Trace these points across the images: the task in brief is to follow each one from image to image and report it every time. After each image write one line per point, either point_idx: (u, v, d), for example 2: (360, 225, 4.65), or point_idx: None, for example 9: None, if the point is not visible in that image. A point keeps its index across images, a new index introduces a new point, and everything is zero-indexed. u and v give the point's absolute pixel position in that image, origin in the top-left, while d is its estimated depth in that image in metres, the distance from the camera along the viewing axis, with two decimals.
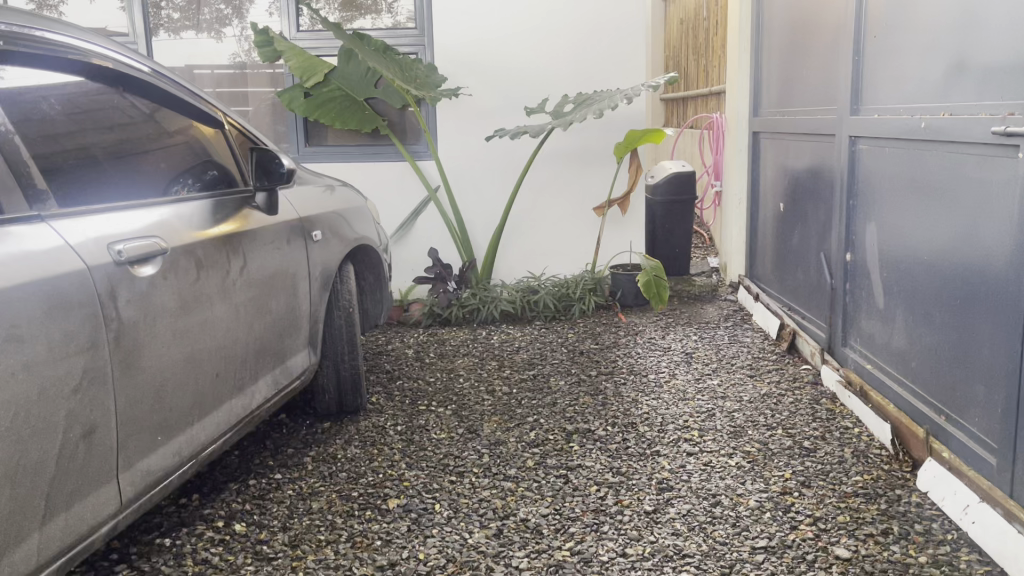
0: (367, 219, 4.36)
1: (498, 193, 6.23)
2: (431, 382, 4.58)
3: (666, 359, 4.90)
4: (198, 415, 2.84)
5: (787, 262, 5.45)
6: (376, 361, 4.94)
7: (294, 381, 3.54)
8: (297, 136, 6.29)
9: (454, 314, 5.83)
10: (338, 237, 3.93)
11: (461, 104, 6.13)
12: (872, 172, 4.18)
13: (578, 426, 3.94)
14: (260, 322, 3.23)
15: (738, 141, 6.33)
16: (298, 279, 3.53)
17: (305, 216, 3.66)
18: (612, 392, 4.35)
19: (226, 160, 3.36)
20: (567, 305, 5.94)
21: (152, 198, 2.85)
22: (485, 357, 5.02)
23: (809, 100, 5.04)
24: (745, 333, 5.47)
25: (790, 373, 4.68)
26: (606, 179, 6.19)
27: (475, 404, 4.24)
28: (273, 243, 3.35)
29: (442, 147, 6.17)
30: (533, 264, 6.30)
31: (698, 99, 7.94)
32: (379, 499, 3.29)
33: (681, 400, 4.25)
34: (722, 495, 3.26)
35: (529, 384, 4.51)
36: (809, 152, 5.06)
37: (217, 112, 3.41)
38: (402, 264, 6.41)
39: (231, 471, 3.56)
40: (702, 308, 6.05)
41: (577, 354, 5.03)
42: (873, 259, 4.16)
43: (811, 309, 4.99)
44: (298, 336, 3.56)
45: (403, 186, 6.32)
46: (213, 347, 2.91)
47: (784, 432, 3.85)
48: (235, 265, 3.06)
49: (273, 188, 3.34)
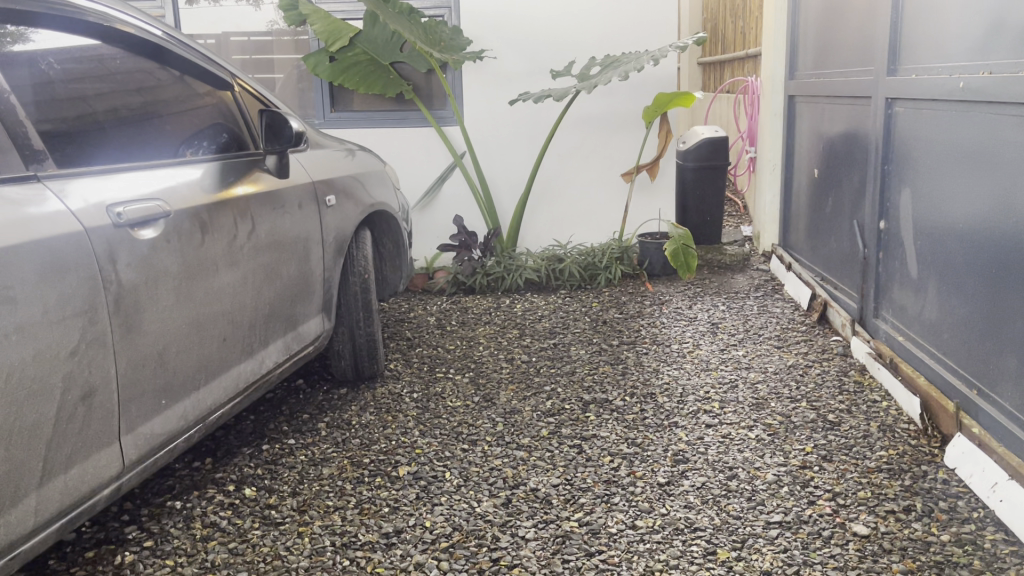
0: (386, 185, 4.32)
1: (524, 160, 6.12)
2: (449, 350, 4.54)
3: (691, 329, 4.79)
4: (204, 379, 2.83)
5: (821, 230, 5.28)
6: (396, 327, 4.91)
7: (308, 346, 3.53)
8: (323, 103, 6.25)
9: (478, 282, 5.77)
10: (353, 202, 3.88)
11: (488, 68, 6.01)
12: (908, 136, 3.99)
13: (595, 395, 3.87)
14: (270, 287, 3.21)
15: (773, 105, 6.12)
16: (311, 244, 3.49)
17: (319, 180, 3.62)
18: (633, 362, 4.27)
19: (239, 124, 3.31)
20: (593, 274, 5.85)
21: (159, 160, 2.81)
22: (507, 326, 4.96)
23: (846, 62, 4.84)
24: (775, 303, 5.32)
25: (819, 345, 4.53)
26: (636, 144, 6.04)
27: (492, 372, 4.20)
28: (284, 207, 3.31)
29: (468, 112, 6.07)
30: (559, 232, 6.20)
31: (733, 63, 7.71)
32: (389, 466, 3.27)
33: (703, 370, 4.15)
34: (739, 468, 3.18)
35: (548, 352, 4.44)
36: (845, 115, 4.86)
37: (231, 79, 3.36)
38: (428, 231, 6.36)
39: (246, 435, 3.56)
40: (732, 278, 5.90)
41: (600, 323, 4.95)
42: (908, 227, 3.99)
43: (844, 279, 4.82)
44: (311, 302, 3.54)
45: (429, 152, 6.24)
46: (219, 311, 2.89)
47: (809, 405, 3.73)
48: (243, 229, 3.03)
49: (282, 151, 3.30)
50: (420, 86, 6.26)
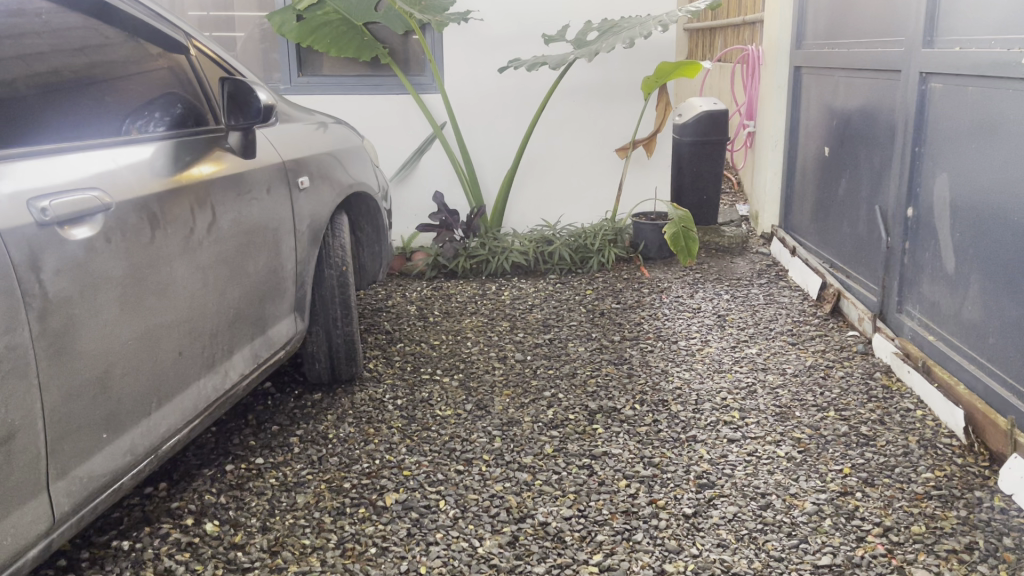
0: (361, 164, 3.85)
1: (510, 132, 5.65)
2: (435, 346, 4.10)
3: (696, 322, 4.40)
4: (158, 402, 2.36)
5: (831, 214, 4.91)
6: (374, 319, 4.45)
7: (278, 352, 3.05)
8: (289, 65, 5.70)
9: (460, 265, 5.34)
10: (325, 184, 3.40)
11: (471, 31, 5.50)
12: (946, 115, 3.59)
13: (602, 403, 3.47)
14: (234, 287, 2.72)
15: (777, 77, 5.68)
16: (281, 234, 3.01)
17: (289, 160, 3.13)
18: (638, 362, 3.87)
19: (194, 93, 2.80)
20: (584, 257, 5.44)
21: (100, 139, 2.31)
22: (496, 317, 4.53)
23: (867, 30, 4.43)
24: (781, 291, 4.96)
25: (836, 341, 4.17)
26: (630, 117, 5.59)
27: (484, 374, 3.76)
28: (250, 192, 2.82)
29: (449, 78, 5.57)
30: (547, 211, 5.76)
31: (728, 29, 7.29)
32: (374, 494, 2.84)
33: (716, 372, 3.77)
34: (773, 495, 2.81)
35: (544, 350, 4.02)
36: (864, 91, 4.46)
37: (186, 40, 2.84)
38: (405, 208, 5.87)
39: (206, 453, 3.10)
40: (732, 262, 5.53)
41: (597, 314, 4.53)
42: (942, 217, 3.62)
43: (860, 268, 4.47)
44: (282, 301, 3.06)
45: (406, 121, 5.74)
46: (174, 320, 2.41)
47: (837, 415, 3.37)
48: (202, 220, 2.54)
49: (247, 128, 2.79)
50: (396, 50, 5.74)
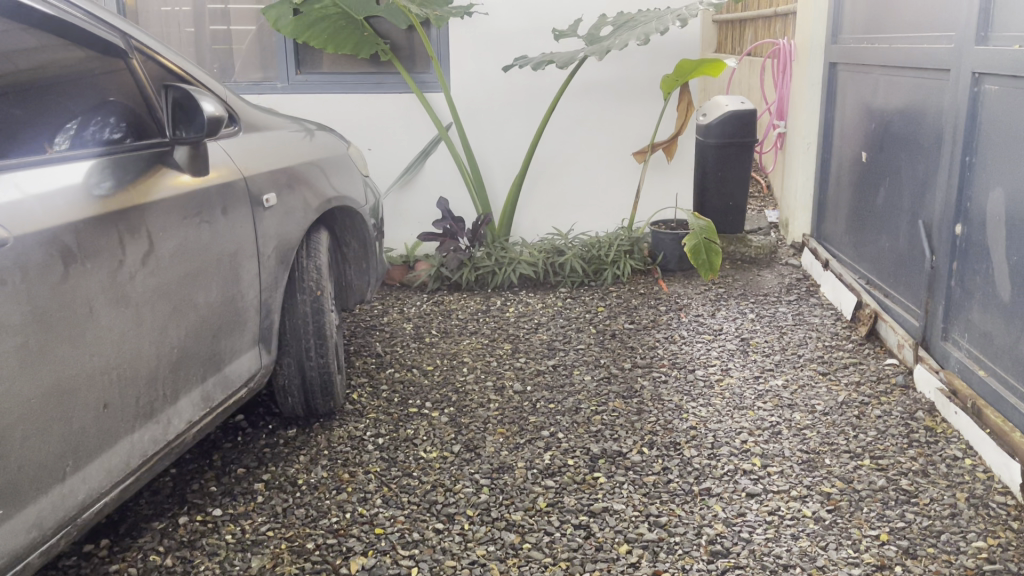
0: (346, 175, 3.50)
1: (520, 133, 5.28)
2: (427, 373, 3.74)
3: (717, 347, 4.00)
4: (75, 463, 2.02)
5: (868, 226, 4.48)
6: (365, 340, 4.11)
7: (237, 392, 2.71)
8: (287, 62, 5.38)
9: (465, 277, 4.98)
10: (298, 199, 3.06)
11: (478, 26, 5.14)
12: (1003, 121, 3.15)
13: (605, 446, 3.09)
14: (176, 325, 2.38)
15: (810, 74, 5.23)
16: (241, 260, 2.68)
17: (252, 175, 2.78)
18: (650, 395, 3.48)
19: (138, 103, 2.45)
20: (598, 269, 5.05)
21: (19, 159, 1.97)
22: (497, 338, 4.16)
23: (910, 24, 3.99)
24: (813, 310, 4.53)
25: (872, 371, 3.75)
26: (650, 117, 5.19)
27: (477, 408, 3.40)
28: (201, 214, 2.48)
29: (455, 75, 5.21)
30: (560, 219, 5.37)
31: (759, 21, 6.83)
32: (338, 558, 2.50)
33: (737, 409, 3.37)
34: (797, 568, 2.41)
35: (546, 379, 3.65)
36: (906, 91, 4.02)
37: (133, 43, 2.51)
38: (409, 214, 5.53)
39: (160, 502, 2.78)
40: (759, 275, 5.11)
41: (608, 336, 4.14)
42: (996, 236, 3.18)
43: (900, 287, 4.04)
44: (241, 334, 2.72)
45: (410, 122, 5.40)
46: (96, 368, 2.07)
47: (874, 464, 2.97)
48: (135, 251, 2.20)
49: (195, 141, 2.44)
50: (399, 45, 5.39)
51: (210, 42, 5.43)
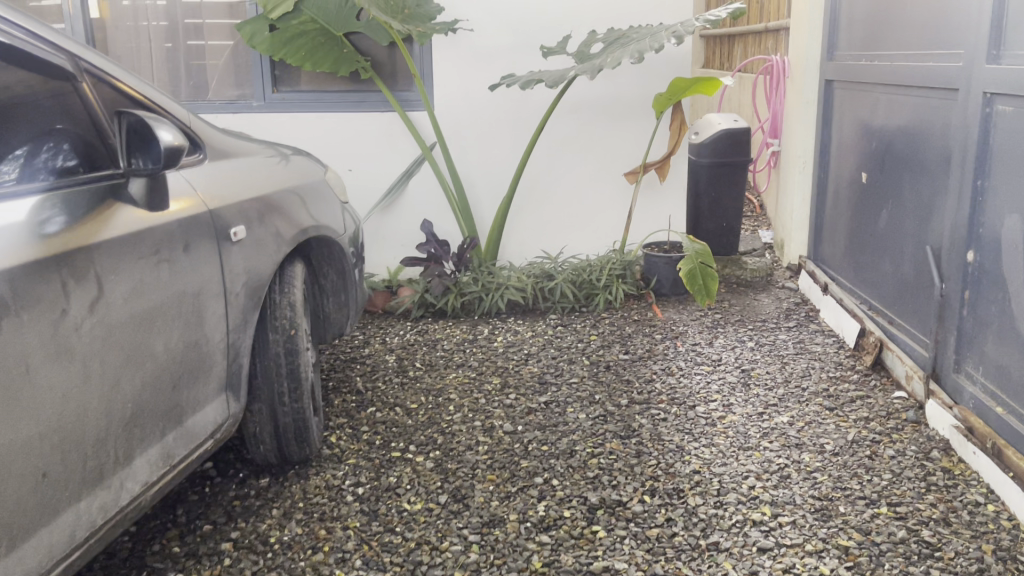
0: (323, 202, 3.28)
1: (507, 153, 5.08)
2: (411, 412, 3.51)
3: (717, 379, 3.80)
4: (9, 543, 1.78)
5: (869, 249, 4.29)
6: (345, 375, 3.87)
7: (201, 445, 2.48)
8: (263, 80, 5.15)
9: (450, 304, 4.75)
10: (271, 231, 2.84)
11: (462, 43, 4.94)
12: (1019, 143, 2.97)
13: (604, 495, 2.87)
14: (130, 377, 2.15)
15: (806, 92, 5.06)
16: (204, 301, 2.45)
17: (219, 207, 2.56)
18: (649, 436, 3.27)
19: (90, 131, 2.22)
20: (589, 294, 4.85)
21: None
22: (485, 372, 3.94)
23: (913, 41, 3.82)
24: (814, 338, 4.34)
25: (881, 405, 3.56)
26: (641, 137, 5.01)
27: (465, 452, 3.17)
28: (159, 253, 2.25)
29: (438, 93, 5.00)
30: (549, 242, 5.17)
31: (749, 36, 6.68)
32: None
33: (742, 450, 3.16)
34: None
35: (538, 418, 3.43)
36: (909, 110, 3.85)
37: (82, 67, 2.28)
38: (391, 238, 5.31)
39: (116, 567, 2.53)
40: (756, 300, 4.92)
41: (602, 368, 3.93)
42: (1013, 265, 3.00)
43: (905, 315, 3.85)
44: (205, 382, 2.49)
45: (392, 141, 5.19)
46: (33, 434, 1.83)
47: (891, 512, 2.76)
48: (82, 299, 1.97)
49: (153, 173, 2.23)
50: (380, 62, 5.18)
51: (182, 58, 5.20)
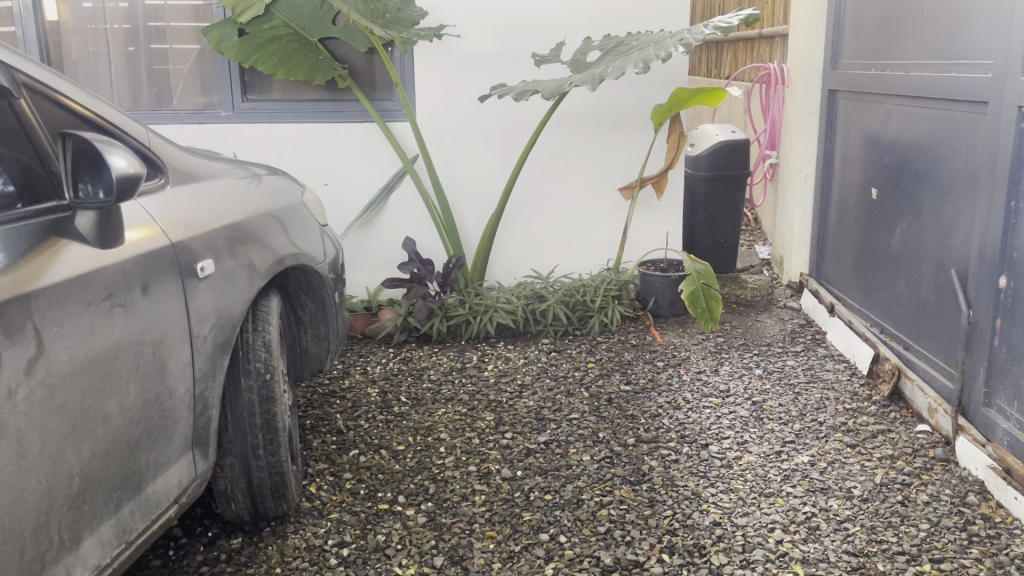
0: (301, 227, 2.97)
1: (493, 166, 4.79)
2: (398, 455, 3.20)
3: (727, 413, 3.53)
4: None
5: (879, 269, 4.06)
6: (325, 412, 3.55)
7: (164, 513, 2.15)
8: (232, 88, 4.81)
9: (435, 328, 4.43)
10: (243, 263, 2.52)
11: (446, 49, 4.64)
12: None
13: (618, 554, 2.58)
14: (76, 445, 1.82)
15: (807, 102, 4.83)
16: (167, 348, 2.13)
17: (183, 239, 2.23)
18: (661, 481, 2.99)
19: (30, 155, 1.89)
20: (583, 316, 4.56)
21: None
22: (477, 406, 3.64)
23: (929, 49, 3.58)
24: (824, 365, 4.10)
25: (906, 441, 3.31)
26: (635, 150, 4.75)
27: (460, 503, 2.87)
28: (112, 297, 1.92)
29: (421, 103, 4.70)
30: (539, 260, 4.88)
31: (741, 43, 6.46)
32: None
33: (763, 497, 2.89)
34: None
35: (538, 461, 3.14)
36: (925, 123, 3.61)
37: (20, 82, 1.95)
38: (370, 256, 4.99)
39: None
40: (759, 322, 4.67)
41: (604, 401, 3.64)
42: None
43: (923, 341, 3.61)
44: (169, 440, 2.16)
45: (371, 154, 4.88)
46: None
47: (936, 570, 2.50)
48: (15, 359, 1.64)
49: (104, 206, 1.87)
50: (358, 69, 4.86)
51: (146, 64, 4.84)
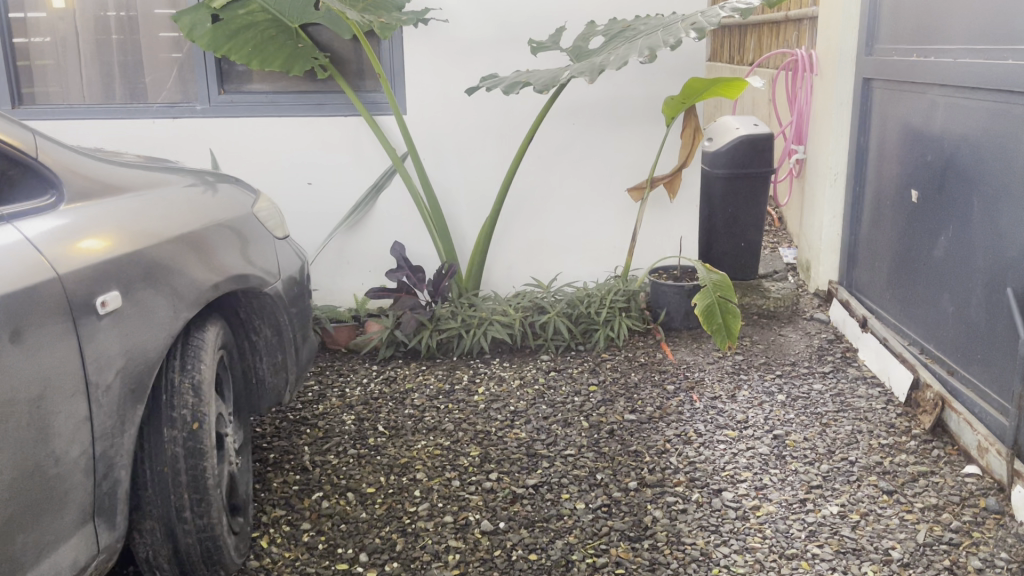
0: (252, 244, 2.57)
1: (491, 164, 4.37)
2: (365, 500, 2.81)
3: (745, 450, 3.10)
4: None
5: (919, 283, 3.60)
6: (292, 446, 3.17)
7: None
8: (206, 79, 4.42)
9: (424, 343, 4.03)
10: (167, 293, 2.12)
11: (437, 35, 4.21)
12: None
13: None
14: None
15: (838, 91, 4.36)
16: (51, 405, 1.74)
17: (80, 272, 1.84)
18: (665, 538, 2.58)
19: None
20: (587, 329, 4.15)
21: None
22: (463, 438, 3.24)
23: (980, 32, 3.10)
24: (856, 390, 3.65)
25: (952, 487, 2.87)
26: (647, 146, 4.31)
27: (429, 565, 2.46)
28: None
29: (410, 95, 4.29)
30: (541, 266, 4.46)
31: (766, 26, 5.96)
32: None
33: (785, 560, 2.47)
34: None
35: (525, 509, 2.73)
36: (977, 118, 3.14)
37: None
38: (358, 262, 4.60)
39: None
40: (783, 337, 4.22)
41: (605, 434, 3.23)
42: None
43: (970, 367, 3.16)
44: (58, 515, 1.77)
45: (358, 151, 4.48)
46: None
47: None
48: None
49: None
50: (344, 58, 4.46)
51: (115, 54, 4.46)
